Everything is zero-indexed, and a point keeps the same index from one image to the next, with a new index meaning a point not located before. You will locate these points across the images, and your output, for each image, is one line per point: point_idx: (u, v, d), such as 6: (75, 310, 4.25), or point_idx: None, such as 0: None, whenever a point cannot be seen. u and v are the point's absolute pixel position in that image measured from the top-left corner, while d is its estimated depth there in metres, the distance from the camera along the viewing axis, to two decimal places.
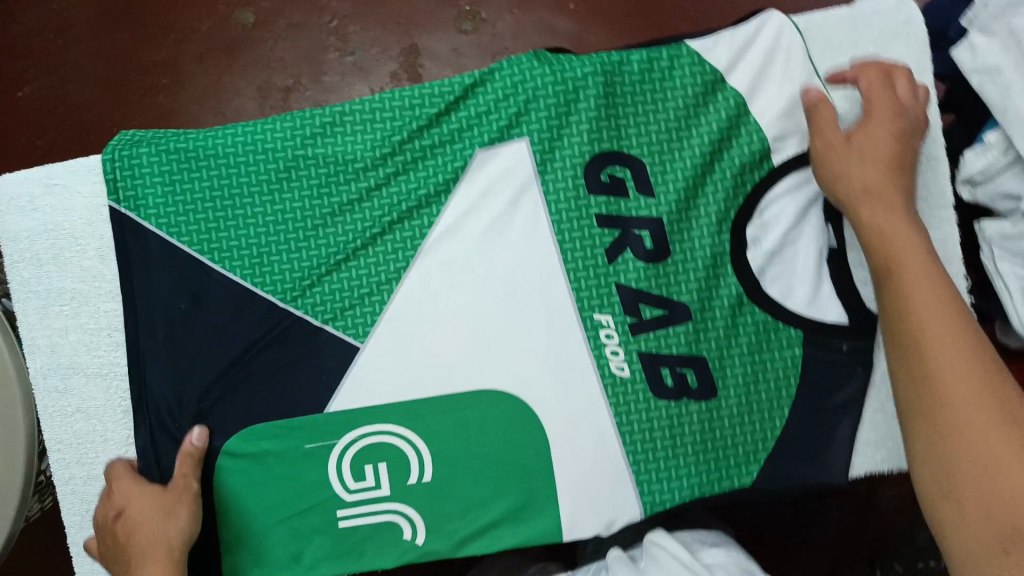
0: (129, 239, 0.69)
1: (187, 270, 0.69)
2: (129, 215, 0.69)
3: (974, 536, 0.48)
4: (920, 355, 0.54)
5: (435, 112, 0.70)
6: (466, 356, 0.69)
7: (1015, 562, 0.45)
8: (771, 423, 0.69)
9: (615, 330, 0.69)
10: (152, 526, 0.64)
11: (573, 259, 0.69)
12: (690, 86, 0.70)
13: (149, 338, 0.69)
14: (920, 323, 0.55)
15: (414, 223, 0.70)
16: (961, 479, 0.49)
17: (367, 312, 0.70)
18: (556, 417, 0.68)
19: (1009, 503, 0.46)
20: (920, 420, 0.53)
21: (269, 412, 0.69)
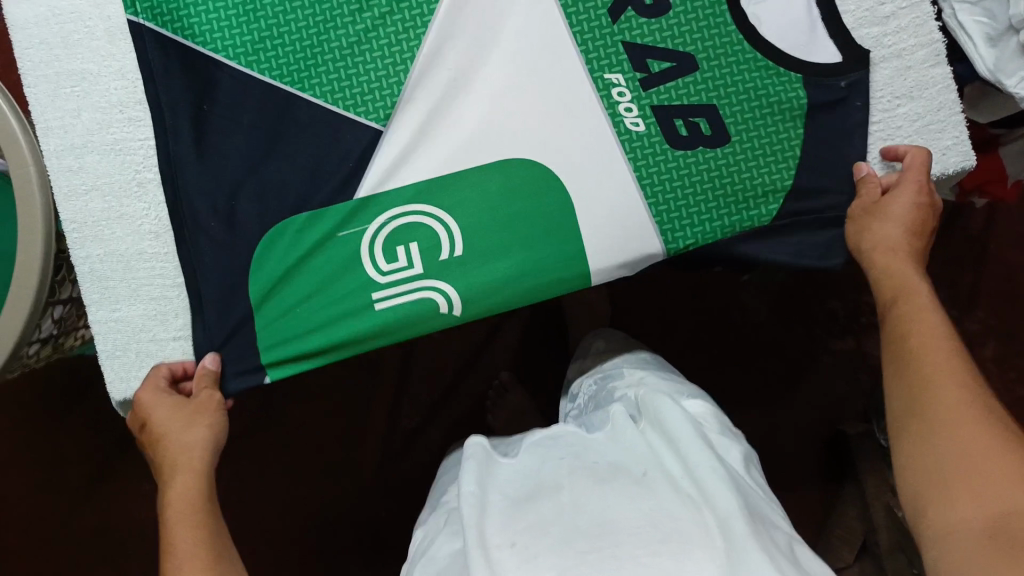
0: (146, 47, 0.72)
1: (206, 65, 0.73)
2: (145, 24, 0.72)
3: (918, 398, 0.62)
4: (924, 388, 0.61)
5: None
6: (488, 126, 0.73)
7: (938, 408, 0.60)
8: (784, 164, 0.73)
9: (627, 87, 0.73)
10: (183, 437, 0.68)
11: (578, 23, 0.73)
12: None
13: (178, 134, 0.73)
14: (925, 354, 0.63)
15: (420, 4, 0.73)
16: (916, 354, 0.63)
17: (387, 96, 0.74)
18: (575, 177, 0.73)
19: (937, 373, 0.61)
20: (907, 409, 0.62)
21: (310, 182, 0.74)
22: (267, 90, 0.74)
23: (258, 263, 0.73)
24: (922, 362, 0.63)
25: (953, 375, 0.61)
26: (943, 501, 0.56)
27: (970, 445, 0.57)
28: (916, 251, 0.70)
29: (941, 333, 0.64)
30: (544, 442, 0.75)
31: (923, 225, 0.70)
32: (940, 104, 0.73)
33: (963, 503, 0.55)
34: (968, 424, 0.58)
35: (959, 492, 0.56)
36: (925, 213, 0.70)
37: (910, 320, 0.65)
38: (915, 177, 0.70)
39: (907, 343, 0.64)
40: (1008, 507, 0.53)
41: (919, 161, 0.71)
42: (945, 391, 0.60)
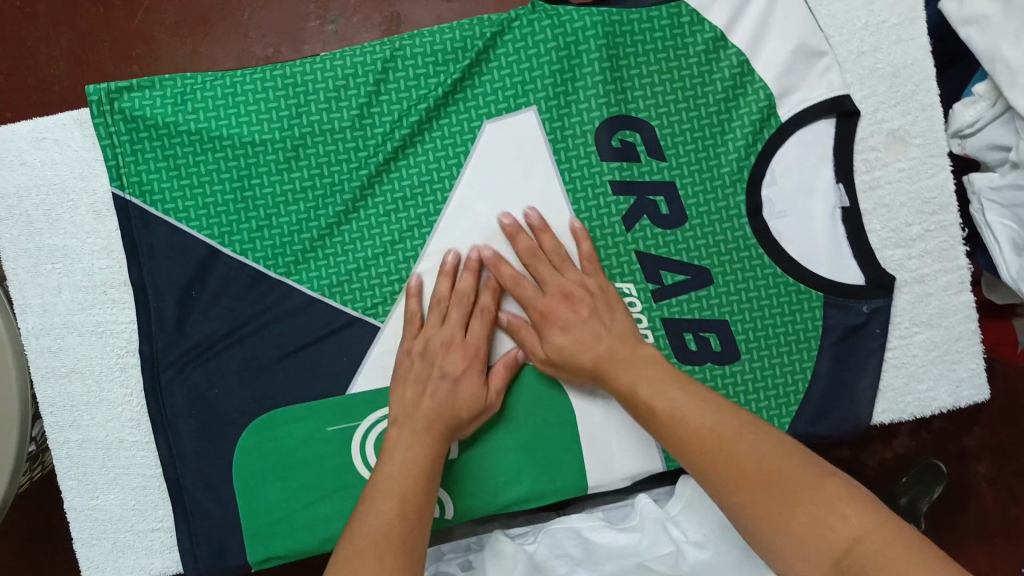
0: (132, 227, 0.69)
1: (194, 249, 0.69)
2: (133, 202, 0.69)
3: (671, 436, 0.58)
4: (678, 427, 0.58)
5: (447, 88, 0.70)
6: (489, 328, 0.70)
7: (738, 446, 0.55)
8: (795, 388, 0.70)
9: (637, 297, 0.70)
10: (398, 468, 0.60)
11: (591, 228, 0.70)
12: (711, 53, 0.69)
13: (164, 322, 0.69)
14: (654, 407, 0.60)
15: (428, 200, 0.71)
16: (648, 400, 0.61)
17: (386, 291, 0.71)
18: (578, 388, 0.70)
19: (741, 440, 0.55)
20: (736, 491, 0.54)
21: (293, 378, 0.71)
22: (258, 279, 0.70)
23: (241, 454, 0.70)
24: (652, 402, 0.60)
25: (727, 412, 0.58)
26: (757, 515, 0.52)
27: (771, 491, 0.52)
28: (627, 346, 0.64)
29: (667, 382, 0.61)
30: (567, 533, 0.70)
31: (587, 302, 0.66)
32: (959, 333, 0.70)
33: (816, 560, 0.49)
34: (776, 444, 0.55)
35: (790, 526, 0.50)
36: (584, 304, 0.66)
37: (614, 379, 0.63)
38: (554, 260, 0.68)
39: (655, 413, 0.60)
40: (840, 538, 0.48)
41: (547, 242, 0.68)
42: (744, 443, 0.55)
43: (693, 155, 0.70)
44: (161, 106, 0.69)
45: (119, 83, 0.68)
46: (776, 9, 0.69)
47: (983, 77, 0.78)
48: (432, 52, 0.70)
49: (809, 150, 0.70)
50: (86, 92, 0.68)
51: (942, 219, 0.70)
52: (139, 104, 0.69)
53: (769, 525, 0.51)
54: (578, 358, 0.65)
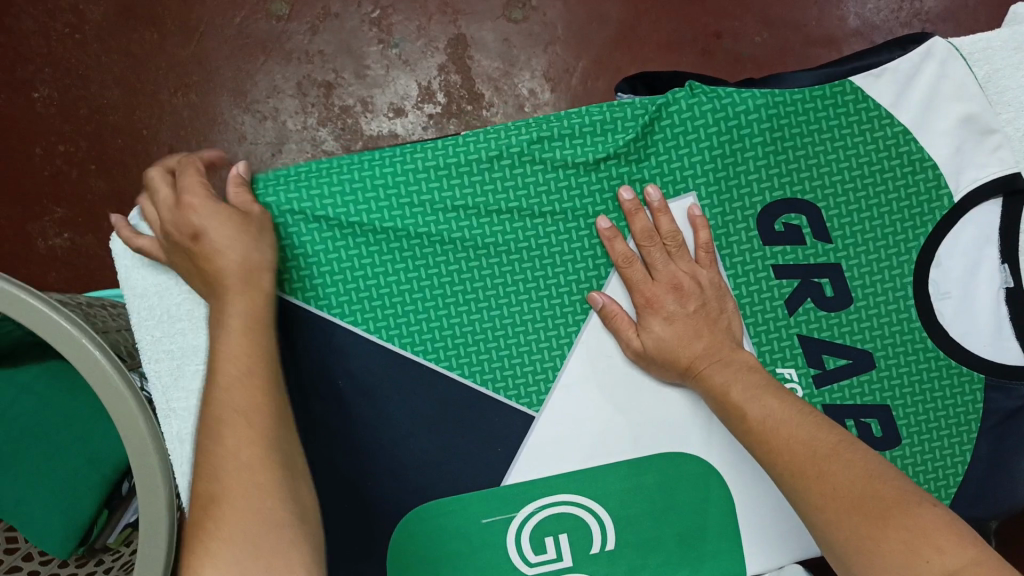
0: (272, 317, 0.67)
1: (343, 344, 0.67)
2: (271, 291, 0.66)
3: (760, 445, 0.58)
4: (765, 445, 0.57)
5: (606, 174, 0.68)
6: (647, 413, 0.69)
7: (827, 464, 0.53)
8: (955, 470, 0.69)
9: (798, 382, 0.68)
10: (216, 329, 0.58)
11: (752, 312, 0.68)
12: (879, 133, 0.68)
13: (315, 416, 0.68)
14: (749, 416, 0.59)
15: (583, 285, 0.69)
16: (744, 414, 0.60)
17: (540, 380, 0.69)
18: (736, 471, 0.69)
19: (835, 462, 0.53)
20: (821, 507, 0.52)
21: (444, 467, 0.69)
22: (408, 369, 0.68)
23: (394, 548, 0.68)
24: (748, 407, 0.60)
25: (825, 429, 0.57)
26: (847, 534, 0.50)
27: (871, 512, 0.50)
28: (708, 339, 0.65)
29: (767, 391, 0.60)
30: None
31: (696, 296, 0.66)
32: None
33: None
34: (857, 469, 0.53)
35: (879, 553, 0.48)
36: (691, 292, 0.66)
37: (708, 382, 0.63)
38: (664, 247, 0.66)
39: (724, 396, 0.62)
40: (938, 572, 0.46)
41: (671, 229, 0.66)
42: (832, 467, 0.53)
43: (855, 236, 0.68)
44: (305, 199, 0.65)
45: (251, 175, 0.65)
46: (942, 85, 0.68)
47: None
48: (590, 136, 0.68)
49: (973, 228, 0.69)
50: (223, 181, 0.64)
51: None
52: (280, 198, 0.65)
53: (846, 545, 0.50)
54: (693, 353, 0.64)
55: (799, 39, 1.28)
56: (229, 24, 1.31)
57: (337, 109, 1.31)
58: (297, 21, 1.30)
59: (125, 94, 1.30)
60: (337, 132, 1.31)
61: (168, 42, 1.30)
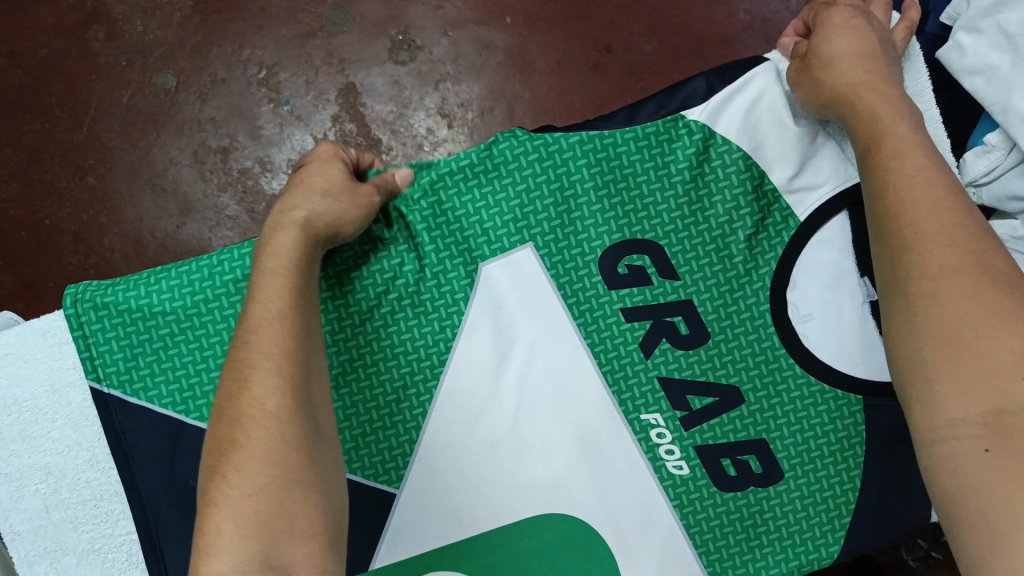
0: (115, 422, 0.65)
1: (195, 440, 0.65)
2: (112, 394, 0.65)
3: (899, 226, 0.51)
4: (909, 251, 0.50)
5: (445, 238, 0.65)
6: (515, 477, 0.65)
7: (946, 277, 0.48)
8: (846, 499, 0.66)
9: (666, 427, 0.65)
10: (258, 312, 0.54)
11: (607, 360, 0.65)
12: (730, 166, 0.65)
13: (166, 521, 0.65)
14: (914, 220, 0.51)
15: (432, 352, 0.65)
16: (904, 217, 0.51)
17: (399, 455, 0.65)
18: (616, 527, 0.65)
19: (947, 274, 0.48)
20: (903, 326, 0.49)
21: None
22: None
23: None
24: (904, 195, 0.52)
25: (961, 230, 0.50)
26: (901, 353, 0.48)
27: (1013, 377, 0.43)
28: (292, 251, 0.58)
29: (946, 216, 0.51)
30: None
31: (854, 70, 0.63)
32: None
33: (953, 401, 0.44)
34: (992, 308, 0.45)
35: (938, 375, 0.45)
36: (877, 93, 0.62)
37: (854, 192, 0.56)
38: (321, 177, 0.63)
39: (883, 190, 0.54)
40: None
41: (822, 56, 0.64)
42: (951, 277, 0.47)
43: (706, 268, 0.65)
44: (145, 298, 0.65)
45: (84, 286, 0.66)
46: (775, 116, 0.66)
47: (991, 127, 0.72)
48: (429, 200, 0.65)
49: (826, 248, 0.66)
50: (64, 294, 0.66)
51: None
52: (120, 300, 0.65)
53: (927, 387, 0.46)
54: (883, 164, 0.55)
55: (694, 43, 1.23)
56: (116, 104, 1.27)
57: (236, 173, 1.26)
58: (185, 91, 1.26)
59: (22, 186, 1.26)
60: (238, 195, 1.26)
61: (58, 129, 1.27)
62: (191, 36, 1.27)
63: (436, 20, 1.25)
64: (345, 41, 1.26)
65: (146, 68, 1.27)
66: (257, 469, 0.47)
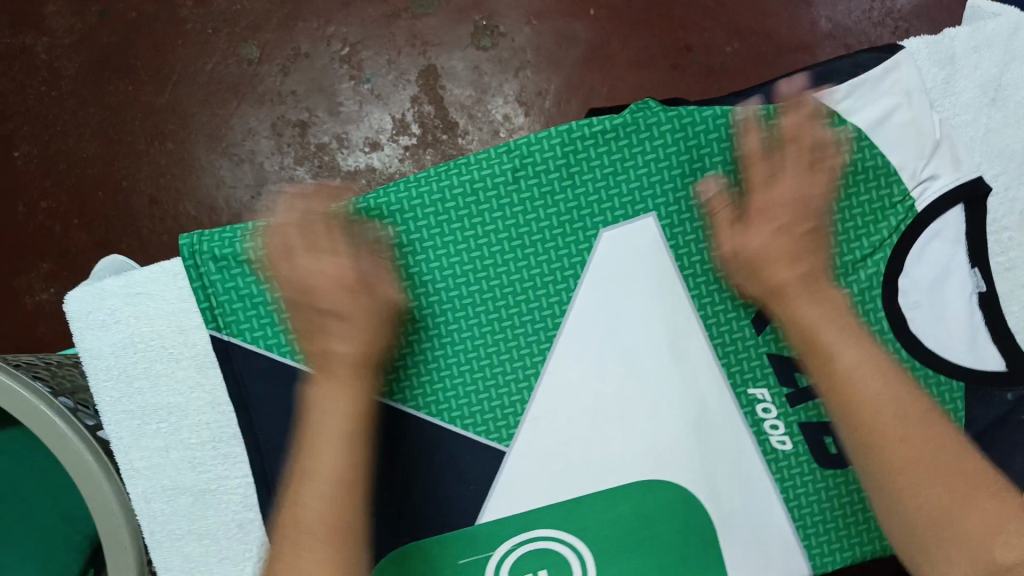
0: (238, 368, 0.67)
1: None
2: (234, 342, 0.67)
3: (828, 375, 0.61)
4: (847, 394, 0.60)
5: (573, 206, 0.67)
6: (620, 440, 0.67)
7: (881, 412, 0.59)
8: None
9: (772, 402, 0.67)
10: (326, 416, 0.62)
11: (719, 333, 0.67)
12: (853, 150, 0.67)
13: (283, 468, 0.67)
14: (839, 366, 0.61)
15: (547, 315, 0.67)
16: (830, 354, 0.61)
17: (511, 414, 0.67)
18: (718, 495, 0.67)
19: (882, 406, 0.59)
20: (877, 479, 0.59)
21: (418, 513, 0.67)
22: (377, 410, 0.67)
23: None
24: (818, 335, 0.62)
25: (868, 345, 0.62)
26: (893, 514, 0.59)
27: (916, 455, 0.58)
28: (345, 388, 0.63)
29: (858, 335, 0.62)
30: None
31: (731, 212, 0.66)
32: None
33: (912, 502, 0.58)
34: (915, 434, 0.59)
35: (904, 504, 0.58)
36: (890, 187, 0.67)
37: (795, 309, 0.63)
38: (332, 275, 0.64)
39: (808, 331, 0.62)
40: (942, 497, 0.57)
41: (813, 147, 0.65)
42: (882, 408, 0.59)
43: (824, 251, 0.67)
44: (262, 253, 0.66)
45: (202, 235, 0.67)
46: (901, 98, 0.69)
47: None
48: (552, 169, 0.67)
49: (939, 241, 0.68)
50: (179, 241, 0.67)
51: None
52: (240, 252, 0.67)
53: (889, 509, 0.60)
54: (783, 279, 0.63)
55: (775, 45, 1.23)
56: (201, 72, 1.25)
57: (312, 148, 1.24)
58: (268, 63, 1.25)
59: (103, 147, 1.24)
60: (314, 170, 1.24)
61: (142, 93, 1.25)
62: (277, 9, 1.25)
63: (519, 8, 1.25)
64: (429, 24, 1.25)
65: (231, 37, 1.25)
66: (314, 557, 0.59)
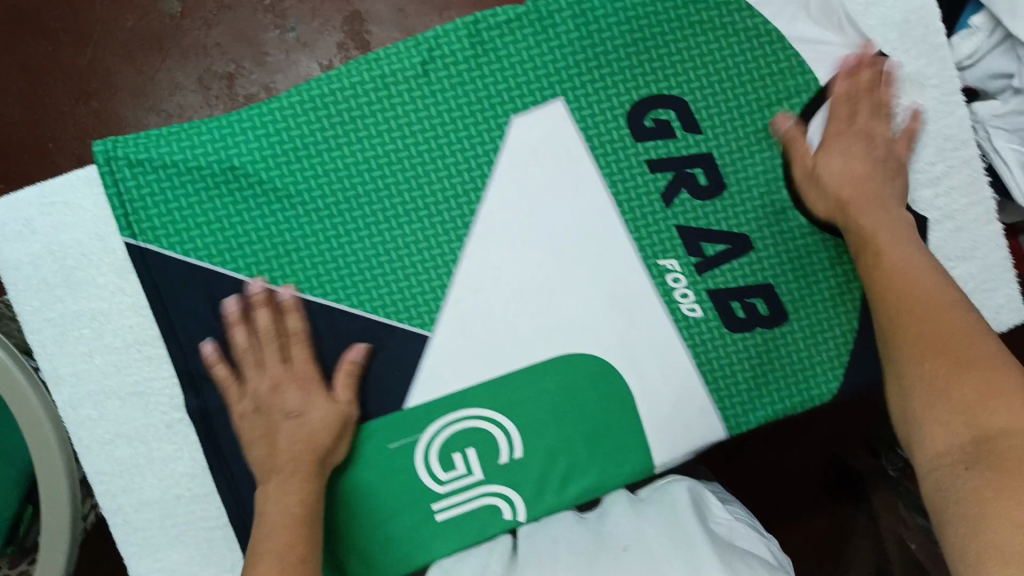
0: (152, 275, 0.65)
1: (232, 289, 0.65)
2: (148, 249, 0.64)
3: (886, 285, 0.61)
4: (898, 319, 0.58)
5: (481, 93, 0.67)
6: (540, 319, 0.69)
7: (931, 319, 0.56)
8: (844, 340, 0.71)
9: (682, 272, 0.70)
10: (277, 491, 0.61)
11: (629, 209, 0.69)
12: (746, 27, 0.70)
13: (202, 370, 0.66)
14: (902, 286, 0.60)
15: (462, 202, 0.67)
16: (885, 264, 0.62)
17: (431, 301, 0.68)
18: (635, 364, 0.70)
19: (928, 316, 0.57)
20: (942, 431, 0.51)
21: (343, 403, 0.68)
22: (297, 306, 0.66)
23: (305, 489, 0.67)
24: (882, 250, 0.63)
25: (939, 278, 0.60)
26: (948, 463, 0.50)
27: (985, 391, 0.50)
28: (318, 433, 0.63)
29: (903, 237, 0.64)
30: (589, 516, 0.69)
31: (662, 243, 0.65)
32: (994, 264, 0.72)
33: (965, 474, 0.48)
34: (976, 376, 0.51)
35: (936, 439, 0.51)
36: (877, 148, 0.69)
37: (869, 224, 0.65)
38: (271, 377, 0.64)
39: (874, 243, 0.64)
40: (998, 426, 0.48)
41: (873, 96, 0.70)
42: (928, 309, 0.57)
43: (727, 126, 0.70)
44: (173, 154, 0.64)
45: (117, 137, 0.64)
46: None
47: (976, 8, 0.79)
48: (461, 56, 0.67)
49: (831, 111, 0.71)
50: (92, 147, 0.64)
51: (965, 155, 0.72)
52: (147, 154, 0.64)
53: (936, 447, 0.51)
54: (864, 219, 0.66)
55: None
56: (90, 3, 1.03)
57: None
58: None
59: None
60: None
61: None
62: None
63: None
64: None
65: None
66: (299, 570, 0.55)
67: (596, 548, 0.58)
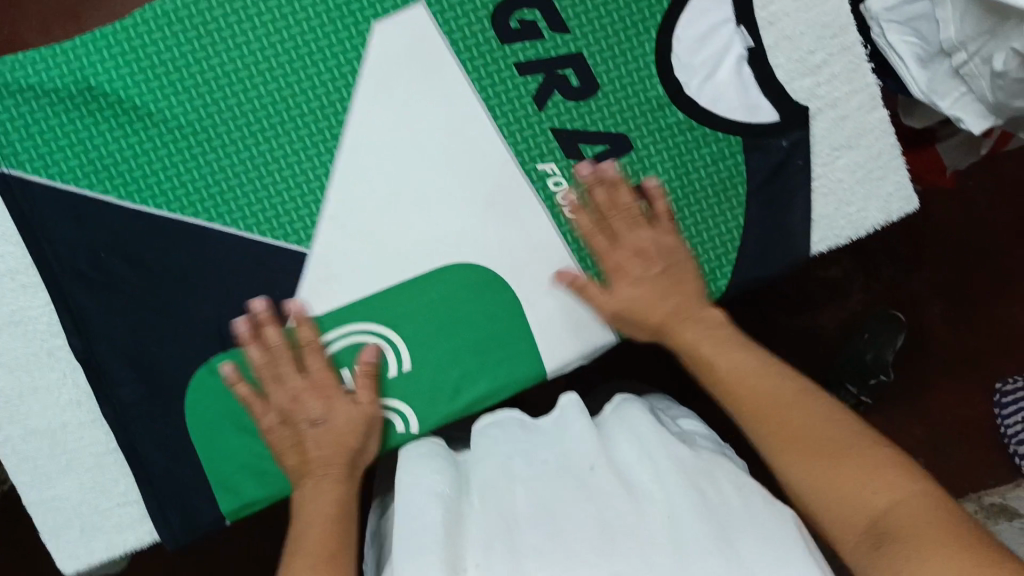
0: (18, 201, 0.64)
1: (100, 212, 0.65)
2: (12, 175, 0.64)
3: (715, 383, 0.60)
4: (735, 399, 0.58)
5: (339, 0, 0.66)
6: (418, 230, 0.68)
7: (789, 410, 0.55)
8: (730, 237, 0.70)
9: (562, 176, 0.69)
10: (319, 498, 0.59)
11: (503, 114, 0.69)
12: None
13: (78, 296, 0.65)
14: (726, 378, 0.59)
15: (328, 113, 0.67)
16: (710, 367, 0.61)
17: (305, 215, 0.67)
18: (520, 271, 0.69)
19: (778, 398, 0.56)
20: (815, 485, 0.50)
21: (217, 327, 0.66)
22: (168, 226, 0.66)
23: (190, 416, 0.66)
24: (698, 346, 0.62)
25: (770, 374, 0.58)
26: (827, 516, 0.50)
27: (836, 464, 0.50)
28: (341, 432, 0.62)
29: (729, 343, 0.62)
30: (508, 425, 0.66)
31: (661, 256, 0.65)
32: (879, 150, 0.72)
33: (853, 540, 0.48)
34: (846, 435, 0.52)
35: (822, 495, 0.50)
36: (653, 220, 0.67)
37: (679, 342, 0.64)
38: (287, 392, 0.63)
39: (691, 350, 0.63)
40: (874, 504, 0.48)
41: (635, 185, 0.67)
42: (755, 385, 0.58)
43: (597, 23, 0.69)
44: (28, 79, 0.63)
45: None
46: None
47: None
48: None
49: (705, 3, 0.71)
50: None
51: (844, 41, 0.71)
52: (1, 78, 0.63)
53: (821, 502, 0.50)
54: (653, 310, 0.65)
55: None
56: None
57: None
58: None
59: None
60: None
61: None
62: None
63: None
64: None
65: None
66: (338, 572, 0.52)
67: (547, 478, 0.55)
